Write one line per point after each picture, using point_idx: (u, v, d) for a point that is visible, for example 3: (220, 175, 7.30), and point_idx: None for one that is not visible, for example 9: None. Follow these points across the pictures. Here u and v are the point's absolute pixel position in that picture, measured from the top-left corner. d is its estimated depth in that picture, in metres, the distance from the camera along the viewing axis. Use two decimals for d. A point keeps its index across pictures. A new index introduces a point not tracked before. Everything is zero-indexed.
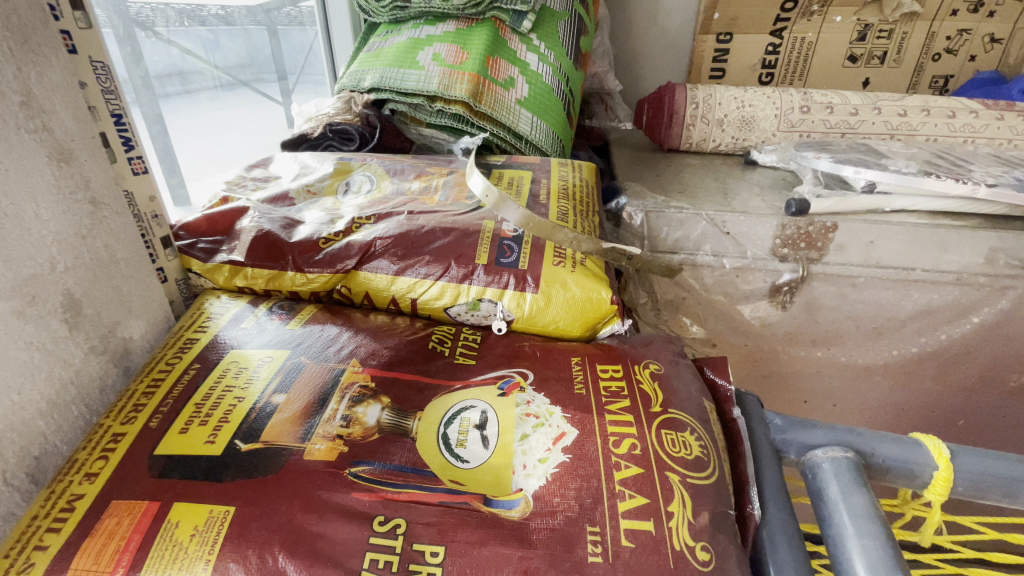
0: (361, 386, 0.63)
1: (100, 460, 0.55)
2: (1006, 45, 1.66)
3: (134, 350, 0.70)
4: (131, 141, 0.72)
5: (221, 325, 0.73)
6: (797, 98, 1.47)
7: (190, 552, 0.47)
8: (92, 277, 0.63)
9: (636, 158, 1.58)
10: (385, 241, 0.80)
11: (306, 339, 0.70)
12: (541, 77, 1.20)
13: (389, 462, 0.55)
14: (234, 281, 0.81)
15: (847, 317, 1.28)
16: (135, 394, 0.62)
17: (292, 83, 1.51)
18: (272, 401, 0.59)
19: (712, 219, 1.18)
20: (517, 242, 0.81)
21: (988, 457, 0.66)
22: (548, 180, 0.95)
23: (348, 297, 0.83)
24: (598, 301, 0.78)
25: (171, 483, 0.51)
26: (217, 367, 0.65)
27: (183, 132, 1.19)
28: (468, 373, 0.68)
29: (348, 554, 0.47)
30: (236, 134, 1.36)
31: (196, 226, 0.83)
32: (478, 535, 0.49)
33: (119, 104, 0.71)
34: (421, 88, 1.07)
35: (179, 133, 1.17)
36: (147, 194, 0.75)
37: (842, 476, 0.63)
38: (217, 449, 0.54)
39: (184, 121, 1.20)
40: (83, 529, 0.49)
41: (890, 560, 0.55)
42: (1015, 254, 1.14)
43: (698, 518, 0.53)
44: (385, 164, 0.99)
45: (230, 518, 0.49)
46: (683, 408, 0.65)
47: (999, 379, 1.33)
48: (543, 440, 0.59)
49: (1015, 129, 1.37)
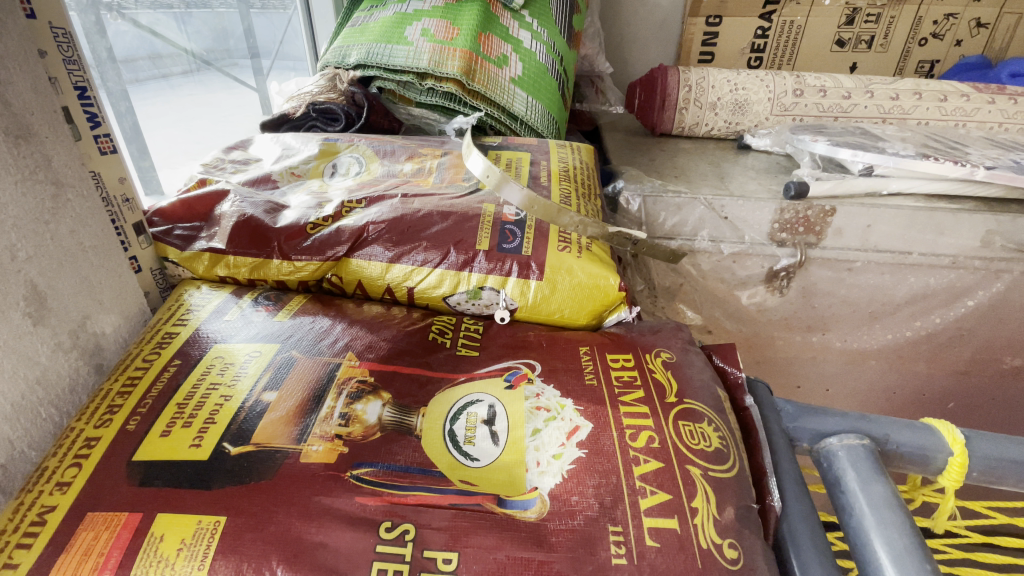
0: (359, 381, 0.58)
1: (73, 468, 0.50)
2: (992, 30, 1.65)
3: (107, 347, 0.64)
4: (97, 117, 0.65)
5: (203, 317, 0.68)
6: (790, 81, 1.45)
7: (178, 569, 0.43)
8: (57, 267, 0.57)
9: (629, 142, 1.54)
10: (378, 226, 0.75)
11: (297, 331, 0.65)
12: (535, 55, 1.15)
13: (393, 462, 0.51)
14: (215, 271, 0.76)
15: (843, 302, 1.28)
16: (109, 394, 0.57)
17: (266, 66, 1.41)
18: (262, 400, 0.55)
19: (710, 204, 1.16)
20: (519, 226, 0.77)
21: (1003, 441, 0.65)
22: (548, 162, 0.91)
23: (339, 287, 0.78)
24: (605, 288, 0.75)
25: (154, 492, 0.47)
26: (200, 364, 0.60)
27: (152, 118, 1.09)
28: (472, 365, 0.64)
29: (354, 565, 0.43)
30: (208, 121, 1.26)
31: (172, 211, 0.77)
32: (494, 539, 0.46)
33: (83, 76, 0.63)
34: (410, 65, 1.01)
35: (148, 119, 1.07)
36: (117, 175, 0.69)
37: (859, 464, 0.61)
38: (204, 453, 0.49)
39: (154, 109, 1.09)
40: (57, 545, 0.44)
41: (915, 549, 0.52)
42: (1011, 236, 1.14)
43: (722, 513, 0.51)
44: (374, 145, 0.93)
45: (222, 529, 0.44)
46: (699, 398, 0.62)
47: (989, 361, 1.35)
48: (556, 435, 0.55)
49: (1006, 113, 1.37)
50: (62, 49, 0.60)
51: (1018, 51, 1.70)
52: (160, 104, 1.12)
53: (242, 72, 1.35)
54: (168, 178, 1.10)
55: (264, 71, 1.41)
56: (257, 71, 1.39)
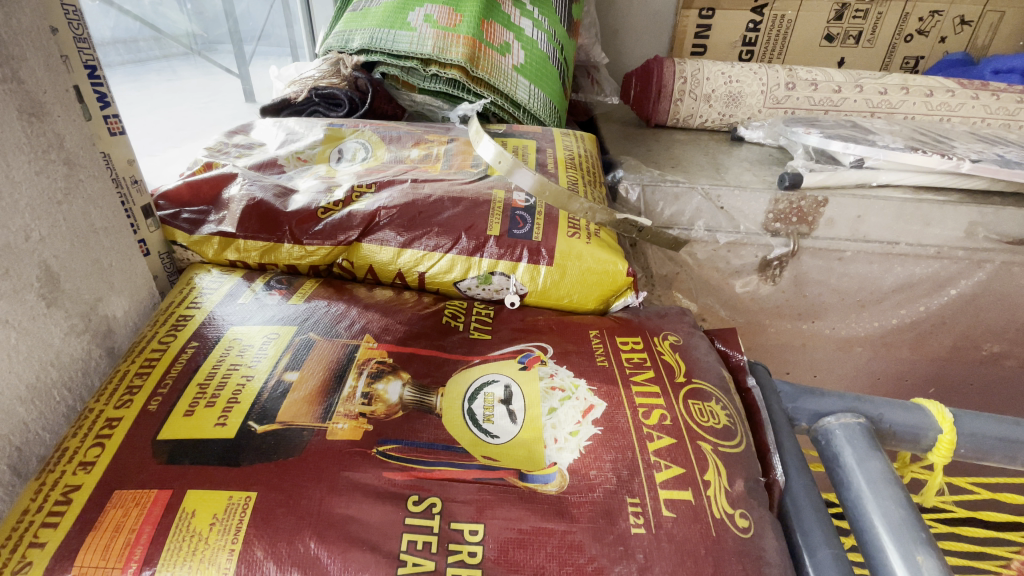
0: (378, 362, 0.59)
1: (95, 448, 0.50)
2: (975, 27, 1.70)
3: (118, 330, 0.64)
4: (106, 97, 0.65)
5: (215, 301, 0.68)
6: (783, 74, 1.47)
7: (211, 543, 0.43)
8: (70, 247, 0.57)
9: (625, 132, 1.55)
10: (389, 211, 0.75)
11: (312, 314, 0.65)
12: (537, 43, 1.15)
13: (416, 440, 0.52)
14: (225, 255, 0.76)
15: (833, 290, 1.32)
16: (127, 375, 0.57)
17: (249, 52, 1.38)
18: (284, 380, 0.55)
19: (707, 193, 1.18)
20: (529, 212, 0.78)
21: (989, 420, 0.69)
22: (553, 149, 0.92)
23: (349, 271, 0.78)
24: (613, 273, 0.76)
25: (182, 470, 0.47)
26: (218, 346, 0.60)
27: (131, 104, 1.05)
28: (486, 347, 0.66)
29: (385, 537, 0.45)
30: (192, 108, 1.22)
31: (178, 194, 0.76)
32: (518, 511, 0.48)
33: (92, 55, 0.63)
34: (414, 51, 1.01)
35: (125, 105, 1.03)
36: (125, 157, 0.68)
37: (856, 441, 0.64)
38: (229, 431, 0.50)
39: (135, 95, 1.06)
40: (85, 522, 0.45)
41: (911, 520, 0.55)
42: (993, 228, 1.19)
43: (733, 485, 0.54)
44: (380, 131, 0.93)
45: (253, 504, 0.45)
46: (706, 378, 0.65)
47: (969, 348, 1.41)
48: (572, 413, 0.57)
49: (989, 108, 1.42)
50: (72, 27, 0.60)
51: (998, 48, 1.75)
52: (138, 88, 1.07)
53: (227, 58, 1.31)
54: (148, 165, 1.04)
55: (247, 58, 1.37)
56: (241, 58, 1.35)
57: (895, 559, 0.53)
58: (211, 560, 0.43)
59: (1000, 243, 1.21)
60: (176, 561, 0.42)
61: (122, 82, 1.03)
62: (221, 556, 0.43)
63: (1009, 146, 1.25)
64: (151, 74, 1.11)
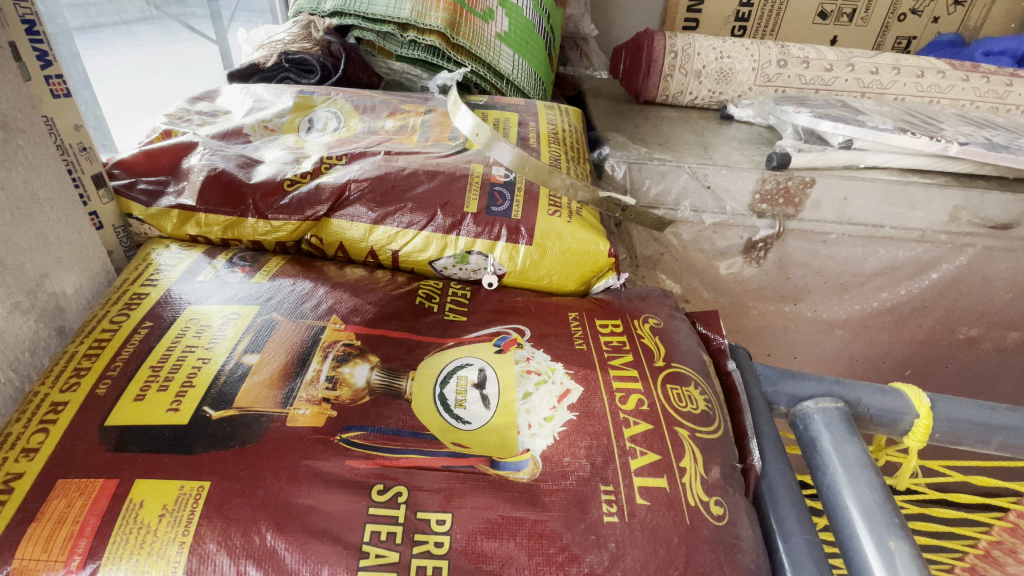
0: (345, 345, 0.57)
1: (39, 434, 0.47)
2: (968, 8, 1.67)
3: (69, 309, 0.60)
4: (48, 56, 0.59)
5: (174, 278, 0.64)
6: (775, 51, 1.43)
7: (159, 535, 0.41)
8: (9, 219, 0.53)
9: (613, 108, 1.51)
10: (360, 184, 0.71)
11: (276, 293, 0.62)
12: (522, 10, 1.09)
13: (383, 426, 0.50)
14: (184, 229, 0.71)
15: (815, 273, 1.31)
16: (75, 356, 0.54)
17: (227, 15, 1.25)
18: (243, 363, 0.52)
19: (694, 172, 1.15)
20: (508, 188, 0.75)
21: (964, 405, 0.69)
22: (536, 123, 0.88)
23: (319, 249, 0.74)
24: (595, 253, 0.74)
25: (130, 458, 0.45)
26: (174, 326, 0.57)
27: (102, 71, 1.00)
28: (460, 330, 0.63)
29: (347, 527, 0.43)
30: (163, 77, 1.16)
31: (135, 163, 0.72)
32: (486, 500, 0.46)
33: (30, 9, 0.58)
34: (391, 14, 0.94)
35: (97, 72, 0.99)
36: (72, 121, 0.63)
37: (833, 425, 0.63)
38: (182, 417, 0.47)
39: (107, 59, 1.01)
40: (26, 513, 0.42)
41: (885, 505, 0.55)
42: (977, 212, 1.19)
43: (709, 473, 0.53)
44: (353, 100, 0.88)
45: (206, 495, 0.43)
46: (685, 362, 0.63)
47: (947, 331, 1.42)
48: (547, 398, 0.55)
49: (978, 91, 1.40)
50: None
51: (991, 30, 1.73)
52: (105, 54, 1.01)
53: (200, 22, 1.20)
54: (121, 135, 1.02)
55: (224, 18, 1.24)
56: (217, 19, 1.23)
57: (869, 546, 0.52)
58: (160, 552, 0.40)
59: (984, 227, 1.21)
60: (124, 554, 0.40)
61: (88, 47, 0.96)
62: (171, 549, 0.41)
63: (996, 130, 1.23)
64: (113, 39, 1.03)
